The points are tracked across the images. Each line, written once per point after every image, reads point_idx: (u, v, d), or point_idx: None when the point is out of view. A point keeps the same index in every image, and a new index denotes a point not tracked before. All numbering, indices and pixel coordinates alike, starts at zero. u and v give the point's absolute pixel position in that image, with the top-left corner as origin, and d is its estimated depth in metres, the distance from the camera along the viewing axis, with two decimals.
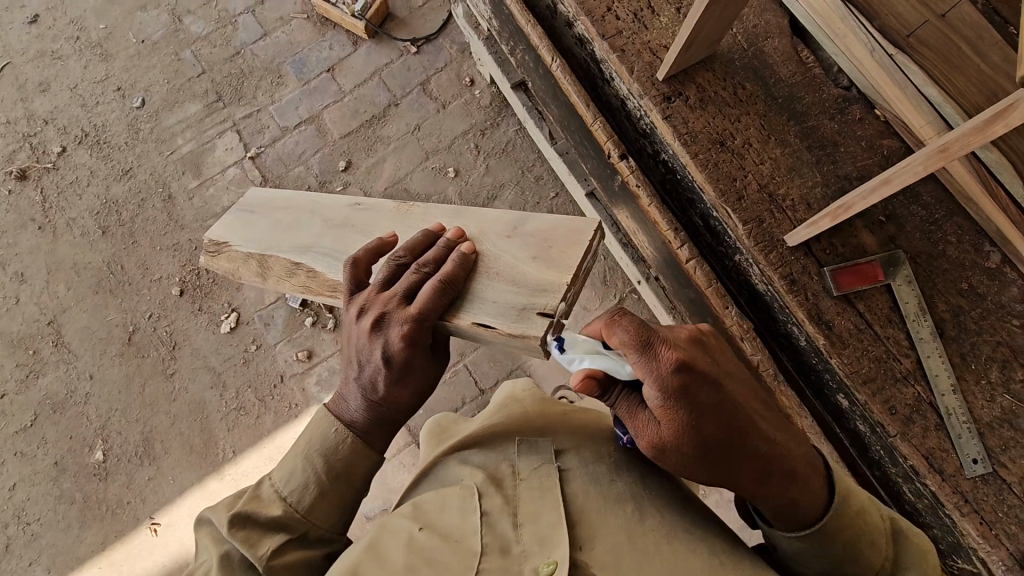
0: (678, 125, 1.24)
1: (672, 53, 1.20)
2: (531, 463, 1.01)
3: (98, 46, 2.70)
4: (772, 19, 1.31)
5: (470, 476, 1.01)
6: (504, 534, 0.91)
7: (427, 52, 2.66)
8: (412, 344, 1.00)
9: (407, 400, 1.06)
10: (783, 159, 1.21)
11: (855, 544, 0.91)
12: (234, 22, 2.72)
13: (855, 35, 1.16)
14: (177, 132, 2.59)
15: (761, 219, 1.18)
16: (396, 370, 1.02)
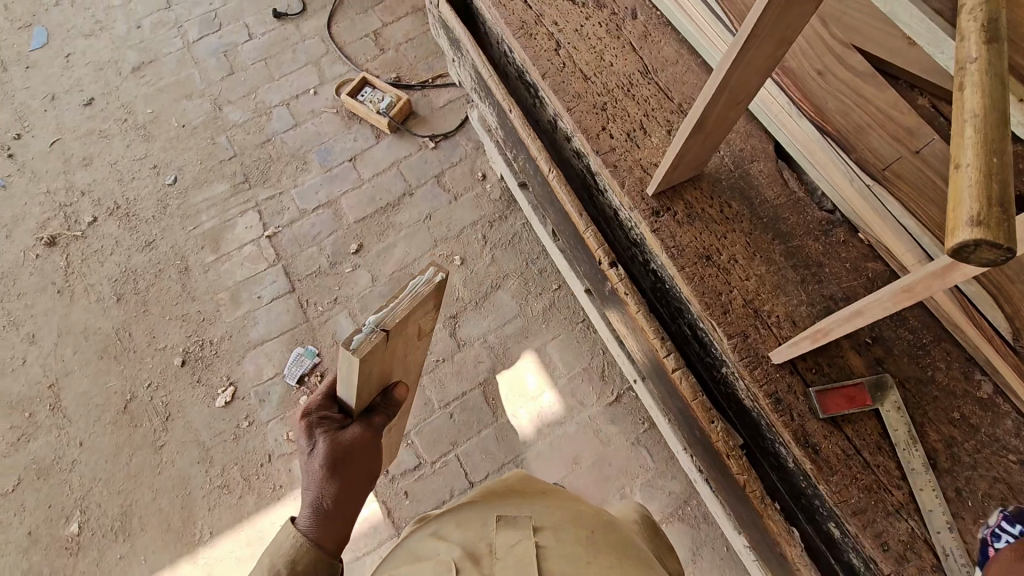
0: (665, 237, 1.29)
1: (660, 173, 1.28)
2: (509, 541, 0.96)
3: (143, 128, 2.93)
4: (758, 144, 1.37)
5: (445, 552, 0.96)
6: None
7: (444, 147, 2.84)
8: (306, 418, 1.14)
9: (322, 478, 1.10)
10: (768, 277, 1.24)
11: None
12: (269, 113, 2.95)
13: (835, 166, 1.24)
14: (203, 209, 2.74)
15: (747, 334, 1.19)
16: (304, 447, 1.12)
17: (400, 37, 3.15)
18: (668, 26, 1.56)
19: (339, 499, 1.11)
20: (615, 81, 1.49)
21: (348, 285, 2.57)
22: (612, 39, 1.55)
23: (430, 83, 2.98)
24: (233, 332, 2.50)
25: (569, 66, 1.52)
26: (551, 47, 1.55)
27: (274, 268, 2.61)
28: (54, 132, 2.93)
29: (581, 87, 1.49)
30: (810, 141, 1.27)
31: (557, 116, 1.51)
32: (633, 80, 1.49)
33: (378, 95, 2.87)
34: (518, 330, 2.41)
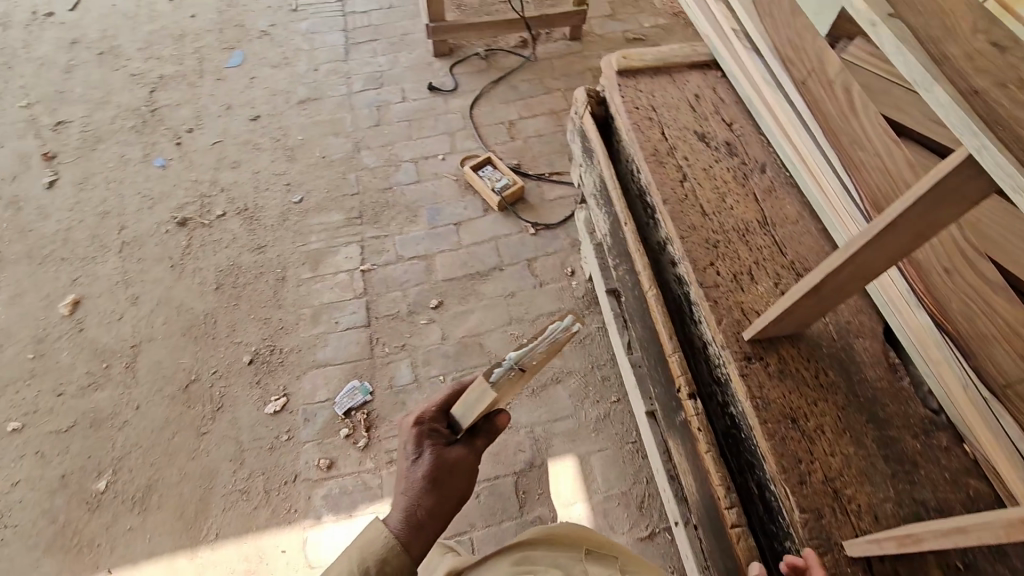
0: (753, 387, 1.27)
1: (760, 322, 1.29)
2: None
3: (290, 150, 3.30)
4: (866, 321, 1.37)
5: None
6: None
7: (543, 236, 2.99)
8: (418, 426, 1.32)
9: (423, 484, 1.26)
10: (854, 458, 1.18)
11: None
12: (398, 165, 3.25)
13: (949, 366, 1.21)
14: (315, 231, 2.99)
15: (823, 512, 1.13)
16: (411, 453, 1.30)
17: (531, 131, 3.44)
18: (795, 188, 1.62)
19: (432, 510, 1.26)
20: (732, 224, 1.55)
21: (418, 336, 2.67)
22: (738, 185, 1.63)
23: (545, 177, 3.21)
24: (303, 348, 2.63)
25: (691, 199, 1.59)
26: (677, 177, 1.64)
27: (358, 301, 2.76)
28: (219, 133, 3.34)
29: (697, 221, 1.55)
30: (924, 334, 1.25)
31: (667, 239, 1.57)
32: (750, 228, 1.54)
33: (497, 175, 3.11)
34: (567, 430, 2.37)
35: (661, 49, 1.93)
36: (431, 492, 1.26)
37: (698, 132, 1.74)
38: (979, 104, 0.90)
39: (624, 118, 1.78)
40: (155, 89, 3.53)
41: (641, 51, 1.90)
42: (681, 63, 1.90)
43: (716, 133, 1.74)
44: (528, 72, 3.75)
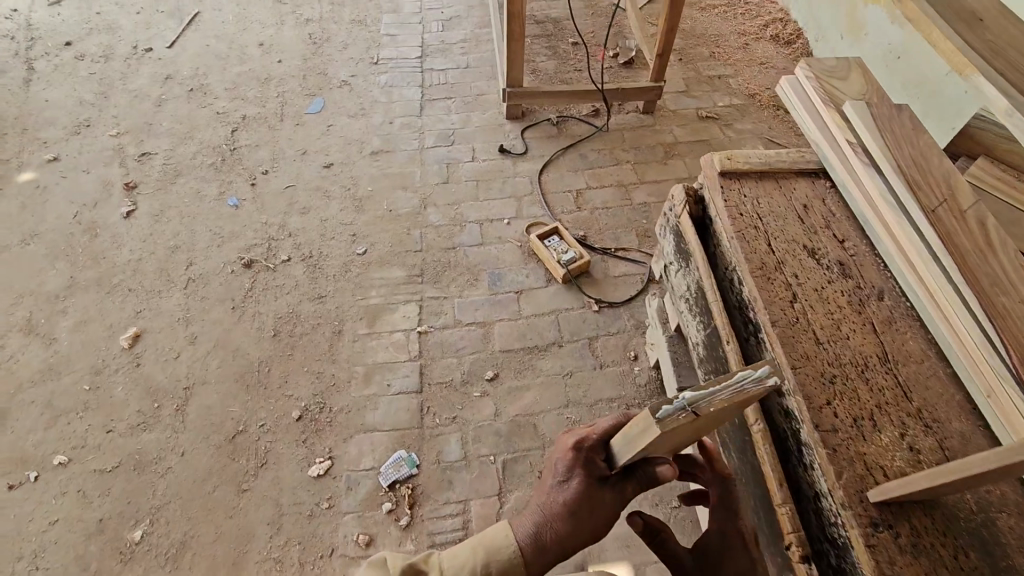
0: (883, 563, 1.13)
1: (891, 487, 1.15)
2: None
3: (359, 201, 3.33)
4: (1010, 493, 1.22)
5: None
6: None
7: (606, 314, 2.89)
8: (574, 448, 1.45)
9: (556, 508, 1.41)
10: None
11: None
12: (463, 225, 3.24)
13: None
14: (376, 286, 2.96)
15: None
16: (560, 473, 1.45)
17: (599, 203, 3.40)
18: (916, 321, 1.50)
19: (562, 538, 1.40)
20: (849, 357, 1.43)
21: (471, 409, 2.57)
22: (853, 312, 1.51)
23: (611, 252, 3.14)
24: (353, 409, 2.55)
25: (803, 323, 1.48)
26: (786, 297, 1.53)
27: (412, 363, 2.70)
28: (293, 178, 3.41)
29: (809, 350, 1.44)
30: None
31: (773, 366, 1.46)
32: (869, 363, 1.42)
33: (563, 246, 3.05)
34: (622, 534, 2.21)
35: (767, 153, 1.85)
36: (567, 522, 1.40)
37: (807, 247, 1.64)
38: None
39: (727, 224, 1.69)
40: (237, 129, 3.65)
41: (746, 154, 1.83)
42: (788, 169, 1.82)
43: (828, 250, 1.64)
44: (598, 141, 3.75)
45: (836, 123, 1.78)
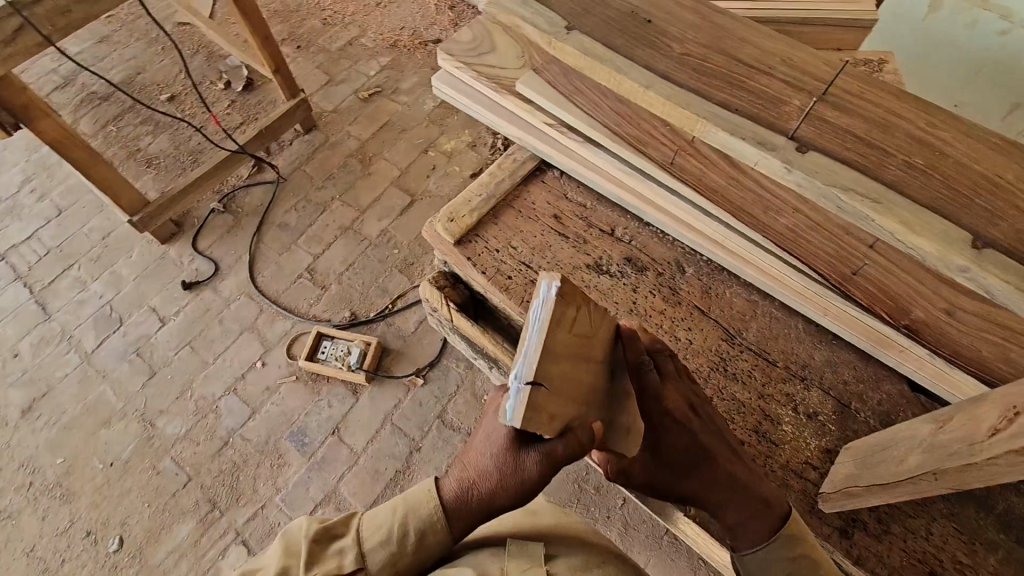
0: (876, 566, 1.12)
1: (839, 502, 1.11)
2: (520, 564, 1.12)
3: (58, 487, 2.33)
4: (892, 387, 1.29)
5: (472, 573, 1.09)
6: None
7: (434, 378, 2.51)
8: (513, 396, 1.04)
9: (482, 472, 1.06)
10: (1004, 567, 1.11)
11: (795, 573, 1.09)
12: (215, 408, 2.48)
13: None
14: (169, 568, 2.16)
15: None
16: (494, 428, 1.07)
17: (338, 267, 2.85)
18: (725, 276, 1.42)
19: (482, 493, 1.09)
20: (707, 366, 1.32)
21: None
22: (676, 312, 1.39)
23: (391, 311, 2.68)
24: None
25: None
26: None
27: None
28: None
29: None
30: (969, 388, 1.17)
31: None
32: (725, 357, 1.33)
33: (342, 347, 2.52)
34: None
35: (483, 185, 1.53)
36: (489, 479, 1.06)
37: (595, 268, 1.43)
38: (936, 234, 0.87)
39: (510, 302, 1.38)
40: None
41: (466, 203, 1.49)
42: (515, 190, 1.55)
43: (610, 253, 1.46)
44: (285, 200, 3.05)
45: (525, 110, 1.50)
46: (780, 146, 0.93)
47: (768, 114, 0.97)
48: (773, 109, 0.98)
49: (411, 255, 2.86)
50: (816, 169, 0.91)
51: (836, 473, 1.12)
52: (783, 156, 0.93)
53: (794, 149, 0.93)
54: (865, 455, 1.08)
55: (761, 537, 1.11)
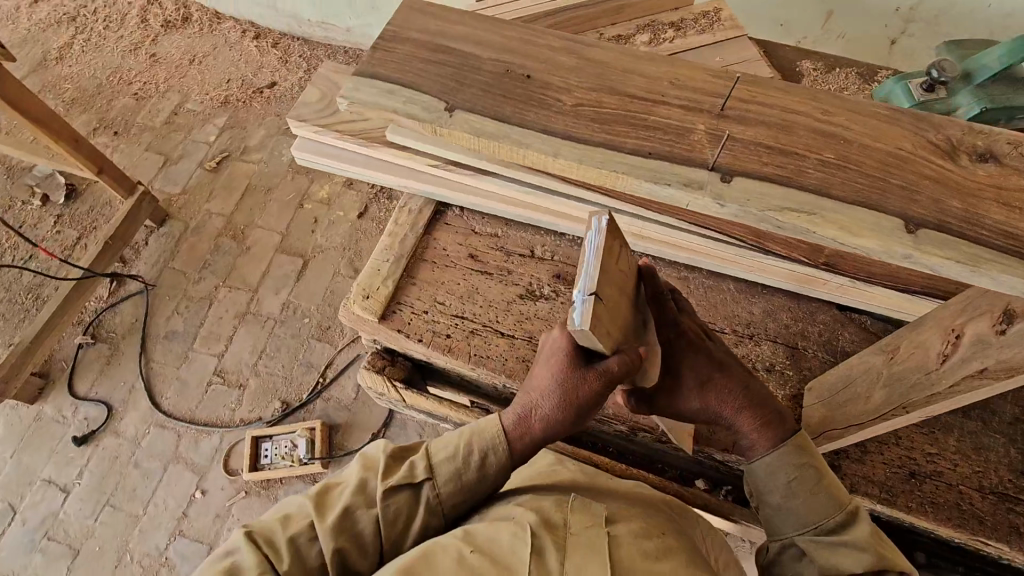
0: (868, 489, 1.20)
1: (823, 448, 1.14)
2: (583, 520, 0.93)
3: None
4: (826, 316, 1.36)
5: (521, 513, 0.94)
6: (554, 565, 0.84)
7: (393, 437, 2.39)
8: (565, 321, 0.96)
9: (538, 397, 0.95)
10: (962, 446, 1.24)
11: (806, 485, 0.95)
12: (166, 560, 2.23)
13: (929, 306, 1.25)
14: None
15: (1007, 520, 1.17)
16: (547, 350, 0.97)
17: (248, 358, 2.60)
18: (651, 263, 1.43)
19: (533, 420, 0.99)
20: None
21: None
22: None
23: (324, 385, 2.50)
24: None
25: None
26: None
27: None
28: None
29: None
30: (892, 300, 1.26)
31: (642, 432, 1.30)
32: None
33: (285, 443, 2.32)
34: None
35: (387, 248, 1.42)
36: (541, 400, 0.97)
37: (529, 296, 1.39)
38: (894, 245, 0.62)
39: (458, 361, 1.31)
40: None
41: (376, 274, 1.38)
42: (422, 241, 1.45)
43: (536, 276, 1.41)
44: (162, 307, 2.72)
45: (402, 157, 1.39)
46: (709, 187, 0.62)
47: (678, 147, 0.64)
48: (681, 134, 0.66)
49: (325, 319, 2.66)
50: (773, 207, 0.61)
51: (811, 416, 1.12)
52: (720, 198, 0.62)
53: (725, 184, 0.62)
54: (829, 393, 1.11)
55: (769, 445, 0.98)
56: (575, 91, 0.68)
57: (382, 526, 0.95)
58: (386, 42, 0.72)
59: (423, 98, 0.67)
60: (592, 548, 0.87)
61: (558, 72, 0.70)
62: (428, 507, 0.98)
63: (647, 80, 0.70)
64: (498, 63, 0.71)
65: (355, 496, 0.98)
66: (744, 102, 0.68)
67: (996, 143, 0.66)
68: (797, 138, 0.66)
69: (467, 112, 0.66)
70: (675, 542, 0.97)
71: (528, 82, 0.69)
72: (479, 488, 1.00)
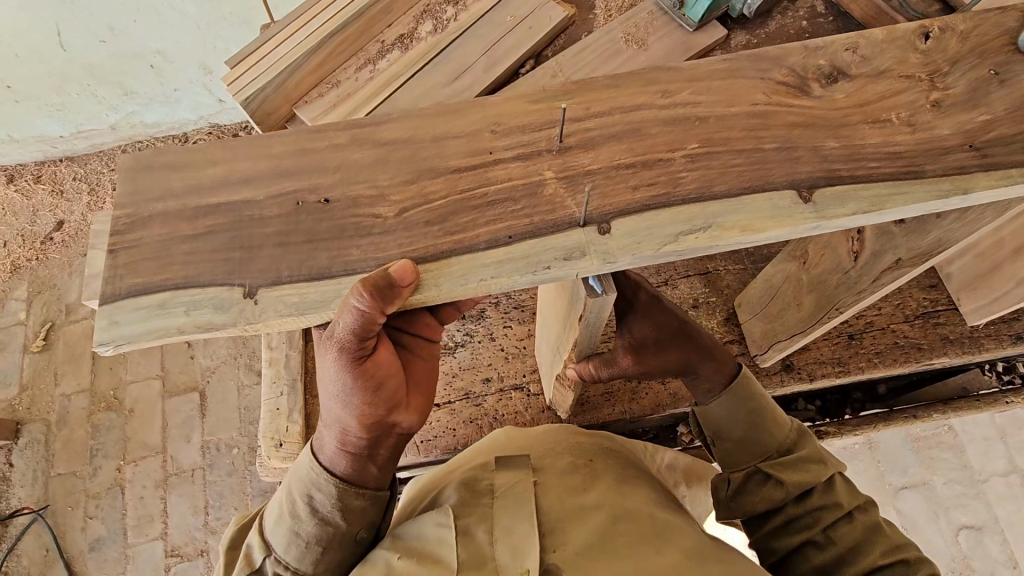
0: (823, 371, 1.16)
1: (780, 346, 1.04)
2: (512, 474, 0.72)
3: None
4: None
5: (446, 497, 0.72)
6: (484, 543, 0.63)
7: None
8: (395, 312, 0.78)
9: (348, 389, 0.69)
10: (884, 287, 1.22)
11: (757, 410, 0.84)
12: None
13: None
14: None
15: (938, 334, 1.16)
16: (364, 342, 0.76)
17: (193, 523, 2.30)
18: None
19: (336, 415, 0.66)
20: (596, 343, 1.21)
21: None
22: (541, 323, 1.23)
23: None
24: None
25: None
26: (528, 399, 1.18)
27: None
28: None
29: (596, 388, 1.18)
30: None
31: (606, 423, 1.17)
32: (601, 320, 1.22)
33: None
34: None
35: (275, 379, 1.21)
36: (323, 373, 0.64)
37: (447, 351, 1.21)
38: (805, 218, 0.54)
39: (408, 457, 1.14)
40: None
41: (278, 415, 1.17)
42: (307, 350, 1.24)
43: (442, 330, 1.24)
44: (69, 522, 2.33)
45: None
46: (592, 251, 0.52)
47: (537, 216, 0.54)
48: (534, 194, 0.55)
49: (253, 439, 2.38)
50: (666, 241, 0.53)
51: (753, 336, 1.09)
52: (610, 259, 0.52)
53: (607, 239, 0.53)
54: (759, 306, 1.07)
55: (724, 380, 0.87)
56: (391, 196, 0.55)
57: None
58: (121, 236, 0.55)
59: (203, 299, 0.52)
60: (522, 503, 0.67)
61: (360, 178, 0.57)
62: None
63: (466, 141, 0.59)
64: (284, 200, 0.56)
65: None
66: (583, 123, 0.59)
67: (837, 55, 0.62)
68: (651, 140, 0.58)
69: (274, 288, 0.52)
70: (606, 465, 0.77)
71: (330, 209, 0.55)
72: (348, 535, 0.69)
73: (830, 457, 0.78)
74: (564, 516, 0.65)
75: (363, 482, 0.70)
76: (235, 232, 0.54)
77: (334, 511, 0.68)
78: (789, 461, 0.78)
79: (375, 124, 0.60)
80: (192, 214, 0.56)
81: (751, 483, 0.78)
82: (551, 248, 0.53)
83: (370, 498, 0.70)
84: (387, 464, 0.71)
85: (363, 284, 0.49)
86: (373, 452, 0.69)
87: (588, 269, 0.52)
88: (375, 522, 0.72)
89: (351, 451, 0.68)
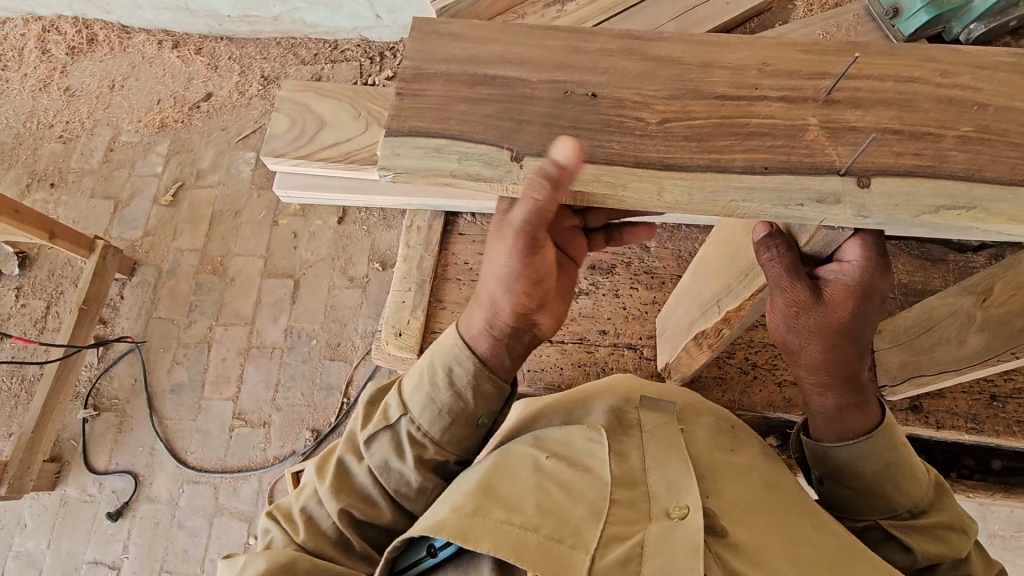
0: (953, 422, 1.13)
1: (921, 379, 1.02)
2: (659, 418, 0.78)
3: None
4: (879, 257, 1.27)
5: (591, 416, 0.78)
6: (638, 466, 0.70)
7: None
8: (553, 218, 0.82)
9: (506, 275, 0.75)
10: None
11: (896, 470, 0.81)
12: None
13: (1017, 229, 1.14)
14: None
15: None
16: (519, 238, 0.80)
17: (262, 395, 2.48)
18: (685, 231, 1.31)
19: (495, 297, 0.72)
20: None
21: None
22: (668, 293, 1.26)
23: (348, 407, 2.39)
24: None
25: None
26: (637, 360, 1.22)
27: None
28: None
29: (709, 369, 1.20)
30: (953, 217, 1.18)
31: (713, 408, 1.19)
32: None
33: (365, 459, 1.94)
34: None
35: (405, 276, 1.29)
36: (494, 260, 0.70)
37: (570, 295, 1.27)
38: None
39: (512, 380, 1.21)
40: None
41: (403, 308, 1.26)
42: (441, 258, 1.32)
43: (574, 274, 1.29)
44: (158, 362, 2.57)
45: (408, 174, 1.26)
46: (848, 200, 0.53)
47: (797, 155, 0.55)
48: (796, 136, 0.56)
49: (332, 337, 2.52)
50: (923, 211, 0.53)
51: (889, 365, 1.05)
52: (865, 213, 0.53)
53: (865, 192, 0.53)
54: (907, 336, 1.05)
55: (862, 427, 0.82)
56: (656, 105, 0.57)
57: (378, 475, 0.76)
58: (405, 82, 0.61)
59: (476, 153, 0.56)
60: (674, 445, 0.73)
61: (626, 83, 0.59)
62: (417, 444, 0.76)
63: (732, 73, 0.59)
64: (555, 86, 0.59)
65: (346, 451, 0.79)
66: (853, 81, 0.59)
67: None
68: (923, 114, 0.57)
69: (539, 157, 0.56)
70: (748, 437, 0.85)
71: (596, 103, 0.58)
72: (472, 415, 0.76)
73: (968, 527, 0.78)
74: (715, 481, 0.71)
75: (495, 367, 0.76)
76: (508, 102, 0.59)
77: (468, 386, 0.75)
78: (925, 530, 0.78)
79: (644, 37, 0.62)
80: (470, 80, 0.60)
81: (870, 539, 0.82)
82: (807, 189, 0.54)
83: (495, 387, 0.76)
84: (520, 356, 0.78)
85: (548, 167, 0.50)
86: (513, 340, 0.75)
87: (852, 217, 0.53)
88: (495, 411, 0.79)
89: (495, 337, 0.75)
